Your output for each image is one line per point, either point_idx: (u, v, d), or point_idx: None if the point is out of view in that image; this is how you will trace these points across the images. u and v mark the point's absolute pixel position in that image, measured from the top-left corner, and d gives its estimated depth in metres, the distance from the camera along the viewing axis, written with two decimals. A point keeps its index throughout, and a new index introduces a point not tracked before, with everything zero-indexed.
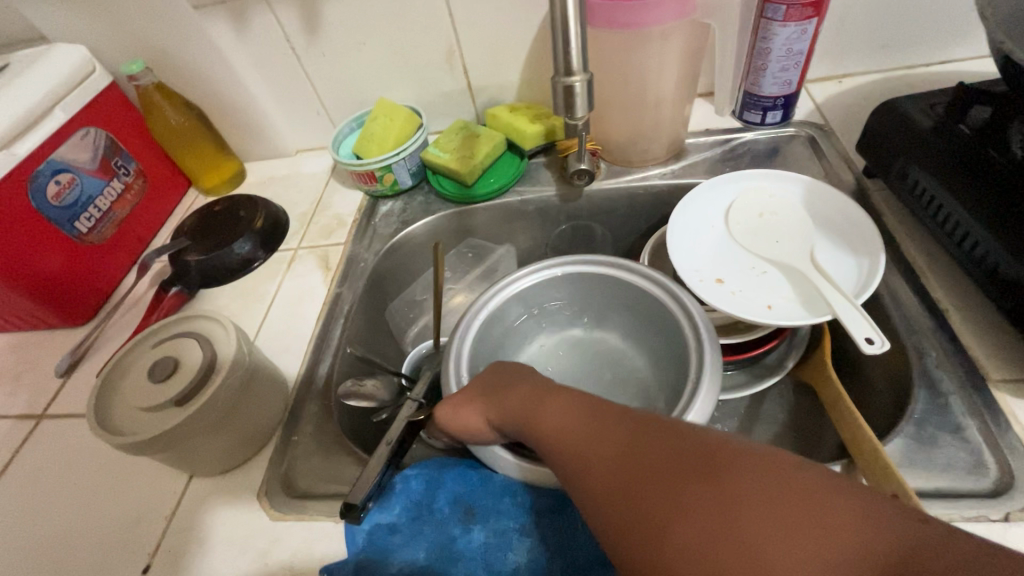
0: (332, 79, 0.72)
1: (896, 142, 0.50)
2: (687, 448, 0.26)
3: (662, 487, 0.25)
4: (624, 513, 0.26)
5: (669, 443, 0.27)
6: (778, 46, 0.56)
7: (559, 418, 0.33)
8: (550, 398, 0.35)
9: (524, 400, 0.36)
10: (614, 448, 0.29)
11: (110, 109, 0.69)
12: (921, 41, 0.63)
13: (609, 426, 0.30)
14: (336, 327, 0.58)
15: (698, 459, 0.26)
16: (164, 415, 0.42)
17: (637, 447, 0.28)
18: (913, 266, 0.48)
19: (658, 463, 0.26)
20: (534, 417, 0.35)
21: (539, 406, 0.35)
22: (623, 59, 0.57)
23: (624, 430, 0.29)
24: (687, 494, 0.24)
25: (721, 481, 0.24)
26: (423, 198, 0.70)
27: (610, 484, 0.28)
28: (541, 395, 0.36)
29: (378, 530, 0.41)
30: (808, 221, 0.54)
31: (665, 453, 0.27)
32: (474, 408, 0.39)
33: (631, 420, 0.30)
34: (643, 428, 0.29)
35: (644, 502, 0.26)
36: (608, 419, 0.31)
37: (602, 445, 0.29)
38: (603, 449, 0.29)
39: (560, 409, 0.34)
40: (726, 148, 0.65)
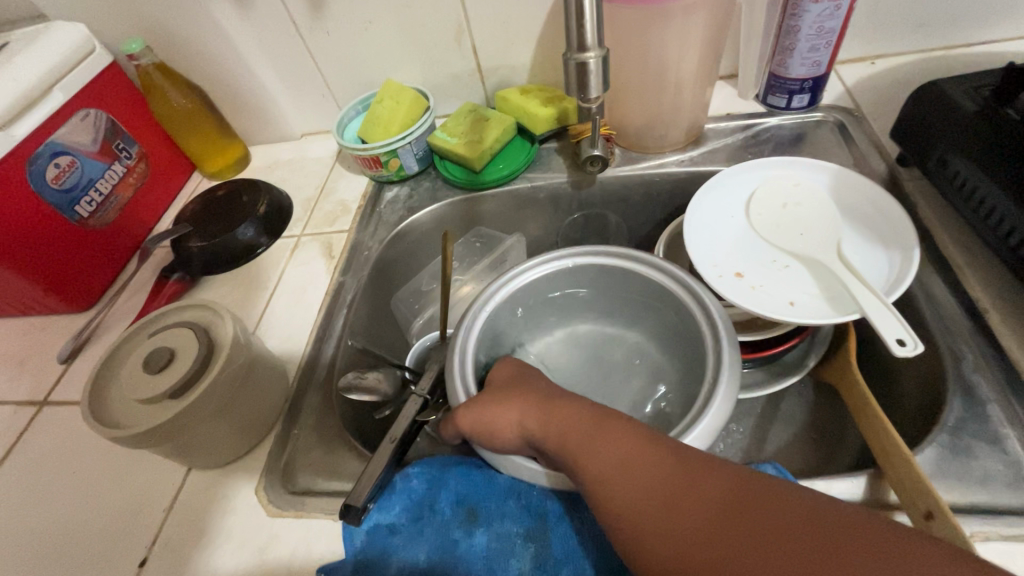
0: (337, 60, 0.70)
1: (935, 128, 0.46)
2: (781, 515, 0.27)
3: (757, 561, 0.26)
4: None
5: (762, 511, 0.27)
6: (808, 24, 0.52)
7: (622, 457, 0.32)
8: (607, 429, 0.34)
9: (573, 424, 0.35)
10: (695, 507, 0.29)
11: (110, 90, 0.67)
12: (962, 19, 0.59)
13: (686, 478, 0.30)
14: (339, 318, 0.56)
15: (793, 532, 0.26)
16: (160, 407, 0.41)
17: (724, 509, 0.28)
18: (949, 262, 0.45)
19: (753, 533, 0.27)
20: (588, 448, 0.33)
21: (594, 435, 0.34)
22: (641, 38, 0.54)
23: (704, 485, 0.29)
24: (789, 568, 0.25)
25: (827, 559, 0.25)
26: (430, 183, 0.68)
27: (696, 546, 0.28)
28: (597, 423, 0.34)
29: (377, 531, 0.39)
30: (836, 212, 0.51)
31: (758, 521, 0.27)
32: (513, 412, 0.37)
33: (708, 474, 0.30)
34: (724, 485, 0.29)
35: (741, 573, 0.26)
36: (682, 468, 0.30)
37: (681, 499, 0.29)
38: (686, 507, 0.29)
39: (622, 447, 0.32)
40: (748, 134, 0.62)
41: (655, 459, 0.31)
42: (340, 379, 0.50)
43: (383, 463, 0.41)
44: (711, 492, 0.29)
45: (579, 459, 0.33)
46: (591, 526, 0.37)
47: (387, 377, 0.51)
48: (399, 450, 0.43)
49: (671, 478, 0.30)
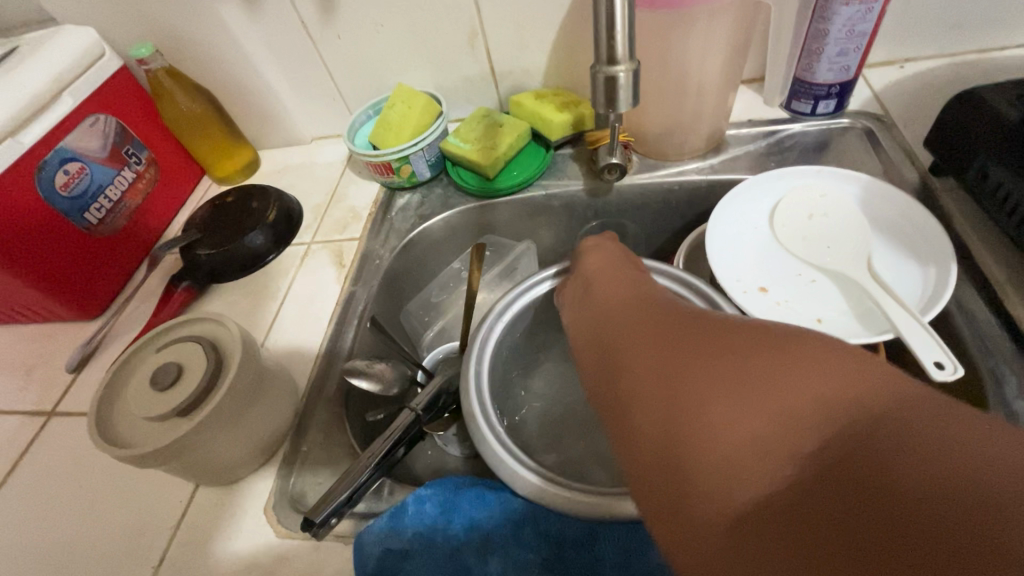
0: (349, 64, 0.68)
1: (975, 138, 0.44)
2: (684, 331, 0.28)
3: (649, 351, 0.28)
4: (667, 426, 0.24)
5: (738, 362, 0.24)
6: (838, 28, 0.50)
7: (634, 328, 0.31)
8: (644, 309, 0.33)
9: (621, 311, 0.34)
10: (665, 356, 0.27)
11: (120, 94, 0.66)
12: (997, 21, 0.57)
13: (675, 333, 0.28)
14: (349, 331, 0.55)
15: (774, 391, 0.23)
16: (169, 424, 0.40)
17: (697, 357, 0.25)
18: (989, 280, 0.43)
19: (718, 378, 0.24)
20: (626, 324, 0.32)
21: (632, 316, 0.33)
22: (662, 43, 0.52)
23: (649, 317, 0.32)
24: (748, 413, 0.22)
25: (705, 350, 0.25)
26: (442, 190, 0.67)
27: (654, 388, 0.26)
28: (642, 305, 0.33)
29: (388, 555, 0.38)
30: (866, 223, 0.49)
31: (729, 360, 0.24)
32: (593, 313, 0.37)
33: (659, 315, 0.31)
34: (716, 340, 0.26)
35: (691, 417, 0.23)
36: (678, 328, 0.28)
37: (659, 350, 0.27)
38: (621, 326, 0.32)
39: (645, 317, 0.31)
40: (771, 141, 0.59)
41: (665, 322, 0.30)
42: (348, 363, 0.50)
43: (358, 476, 0.41)
44: (697, 343, 0.26)
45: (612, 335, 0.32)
46: (612, 555, 0.36)
47: (395, 371, 0.51)
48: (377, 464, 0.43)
49: (649, 334, 0.29)
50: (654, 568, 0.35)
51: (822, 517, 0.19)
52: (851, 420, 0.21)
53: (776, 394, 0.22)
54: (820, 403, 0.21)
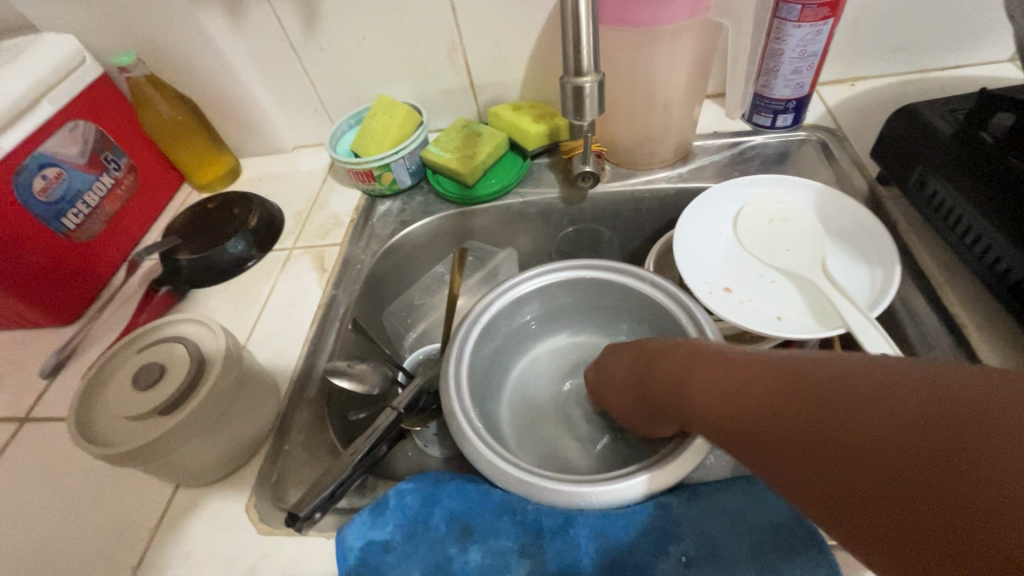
0: (331, 75, 0.70)
1: (914, 149, 0.48)
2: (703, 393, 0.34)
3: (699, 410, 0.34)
4: (800, 454, 0.25)
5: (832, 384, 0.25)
6: (792, 47, 0.54)
7: (714, 383, 0.32)
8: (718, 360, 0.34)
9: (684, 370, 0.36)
10: (761, 394, 0.29)
11: (100, 102, 0.67)
12: (936, 44, 0.62)
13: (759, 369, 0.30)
14: (331, 333, 0.56)
15: (872, 387, 0.24)
16: (150, 424, 0.41)
17: (797, 386, 0.27)
18: (928, 278, 0.47)
19: (827, 399, 0.25)
20: (709, 381, 0.33)
21: (711, 372, 0.34)
22: (631, 59, 0.55)
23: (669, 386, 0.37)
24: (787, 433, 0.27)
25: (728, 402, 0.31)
26: (423, 198, 0.68)
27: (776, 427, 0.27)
28: (711, 363, 0.34)
29: (370, 547, 0.39)
30: (820, 228, 0.52)
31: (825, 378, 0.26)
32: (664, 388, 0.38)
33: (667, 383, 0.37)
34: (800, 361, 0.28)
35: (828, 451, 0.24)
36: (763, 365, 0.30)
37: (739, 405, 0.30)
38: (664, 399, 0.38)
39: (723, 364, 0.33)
40: (735, 152, 0.63)
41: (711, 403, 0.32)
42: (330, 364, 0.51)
43: (342, 472, 0.42)
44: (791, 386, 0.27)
45: (698, 399, 0.33)
46: (586, 542, 0.37)
47: (377, 371, 0.52)
48: (359, 462, 0.44)
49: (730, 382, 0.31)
50: (628, 551, 0.36)
51: (956, 479, 0.20)
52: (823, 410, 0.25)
53: (887, 388, 0.23)
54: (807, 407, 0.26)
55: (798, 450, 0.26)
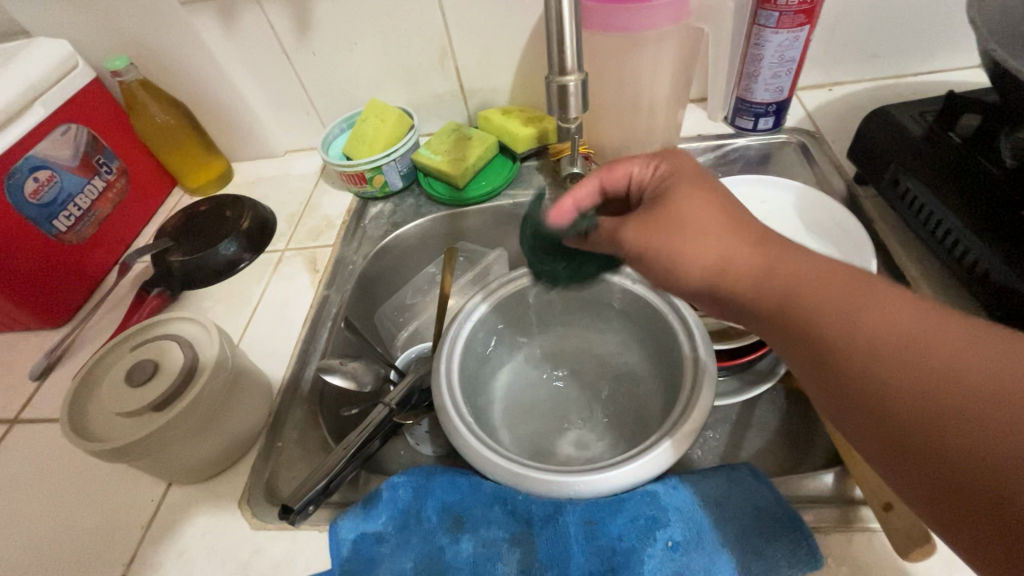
0: (324, 80, 0.71)
1: (888, 150, 0.50)
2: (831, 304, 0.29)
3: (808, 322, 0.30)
4: (942, 460, 0.24)
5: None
6: (770, 53, 0.56)
7: (864, 310, 0.28)
8: (878, 295, 0.28)
9: (826, 296, 0.29)
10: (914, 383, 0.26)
11: (93, 106, 0.67)
12: (908, 51, 0.64)
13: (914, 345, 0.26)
14: (324, 332, 0.56)
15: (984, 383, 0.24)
16: (143, 420, 0.41)
17: (966, 393, 0.24)
18: (903, 273, 0.48)
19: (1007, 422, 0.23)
20: (838, 299, 0.29)
21: (853, 294, 0.29)
22: (616, 64, 0.57)
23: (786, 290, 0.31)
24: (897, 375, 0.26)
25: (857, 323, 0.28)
26: (414, 200, 0.69)
27: (924, 425, 0.25)
28: (855, 285, 0.29)
29: (363, 539, 0.39)
30: (800, 227, 0.54)
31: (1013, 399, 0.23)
32: (704, 216, 0.34)
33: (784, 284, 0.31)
34: (980, 358, 0.24)
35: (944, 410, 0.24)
36: (929, 338, 0.26)
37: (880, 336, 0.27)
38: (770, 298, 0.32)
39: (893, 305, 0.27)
40: (718, 154, 0.65)
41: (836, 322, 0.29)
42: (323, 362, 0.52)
43: (334, 466, 0.43)
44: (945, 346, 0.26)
45: (797, 308, 0.30)
46: (576, 529, 0.37)
47: (369, 369, 0.53)
48: (352, 456, 0.44)
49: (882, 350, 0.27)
50: (618, 540, 0.37)
51: None
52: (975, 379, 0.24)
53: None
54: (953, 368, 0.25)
55: (899, 395, 0.26)
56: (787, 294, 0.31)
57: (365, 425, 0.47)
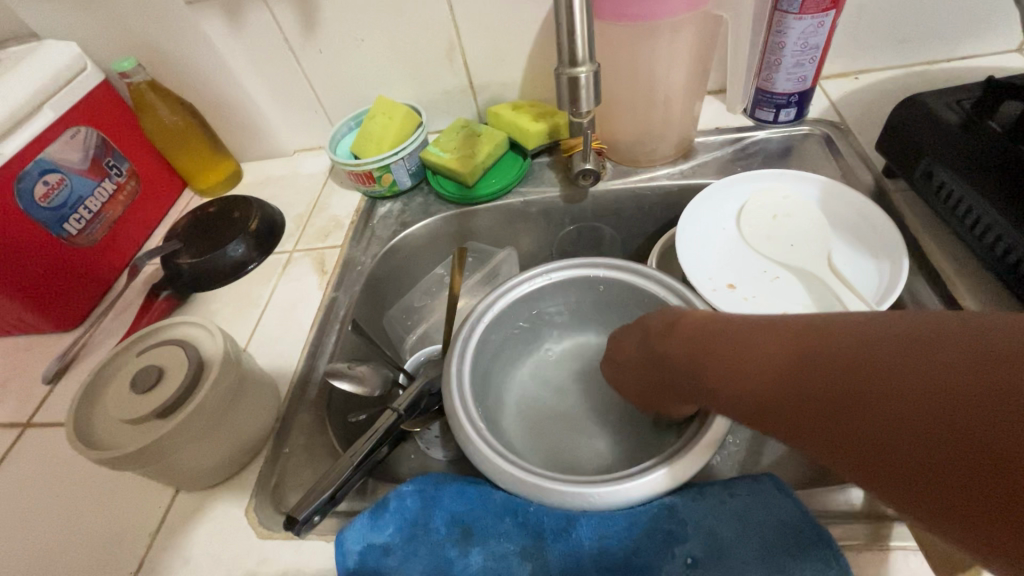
0: (331, 78, 0.70)
1: (920, 140, 0.47)
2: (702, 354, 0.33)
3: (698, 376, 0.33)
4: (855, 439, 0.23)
5: (926, 356, 0.21)
6: (793, 41, 0.53)
7: (719, 351, 0.31)
8: (719, 337, 0.32)
9: (699, 353, 0.33)
10: (843, 397, 0.23)
11: (101, 108, 0.67)
12: (940, 36, 0.61)
13: (811, 363, 0.25)
14: (332, 335, 0.55)
15: (831, 356, 0.24)
16: (148, 428, 0.40)
17: (820, 367, 0.25)
18: (939, 271, 0.45)
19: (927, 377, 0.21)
20: (701, 353, 0.33)
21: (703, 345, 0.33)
22: (631, 54, 0.54)
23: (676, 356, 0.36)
24: (768, 384, 0.27)
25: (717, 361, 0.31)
26: (423, 199, 0.68)
27: (819, 414, 0.24)
28: (703, 335, 0.34)
29: (369, 550, 0.38)
30: (825, 222, 0.52)
31: (912, 350, 0.22)
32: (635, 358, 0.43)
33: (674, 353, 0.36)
34: (805, 341, 0.26)
35: (822, 392, 0.24)
36: (778, 345, 0.28)
37: (732, 366, 0.30)
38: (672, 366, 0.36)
39: (728, 347, 0.31)
40: (737, 147, 0.62)
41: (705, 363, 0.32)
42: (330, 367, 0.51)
43: (341, 475, 0.41)
44: (786, 339, 0.27)
45: (683, 367, 0.35)
46: (590, 545, 0.36)
47: (378, 373, 0.52)
48: (359, 464, 0.43)
49: (797, 391, 0.26)
50: (633, 555, 0.35)
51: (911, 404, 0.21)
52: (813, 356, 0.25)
53: (850, 351, 0.24)
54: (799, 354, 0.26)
55: (784, 396, 0.26)
56: (673, 363, 0.37)
57: (372, 432, 0.46)
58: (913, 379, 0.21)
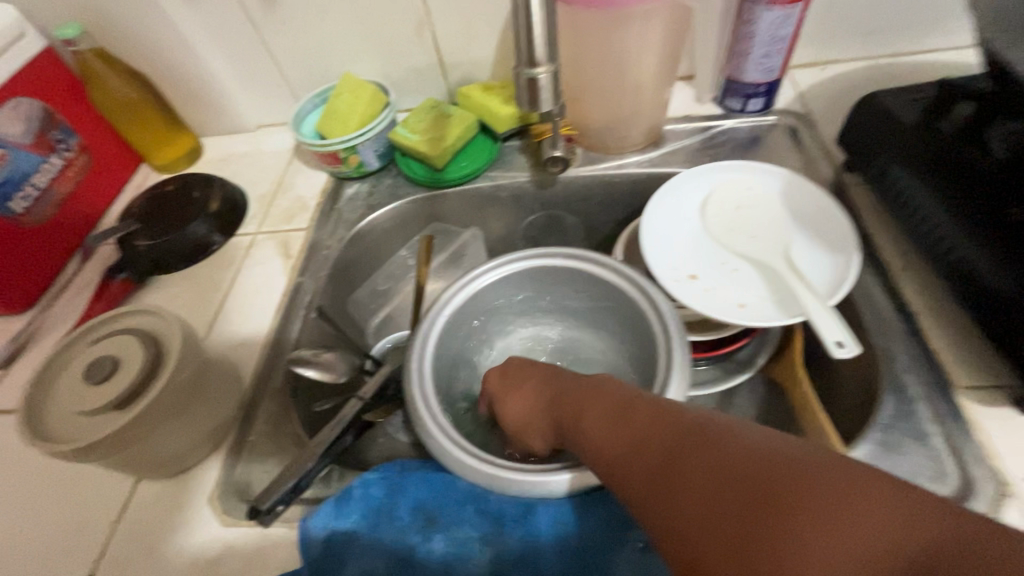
0: (295, 51, 0.67)
1: (877, 139, 0.48)
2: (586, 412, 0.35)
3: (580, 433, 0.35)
4: (713, 532, 0.25)
5: (787, 483, 0.25)
6: (762, 31, 0.53)
7: (607, 422, 0.33)
8: (607, 402, 0.35)
9: (588, 412, 0.35)
10: (712, 490, 0.26)
11: (48, 78, 0.63)
12: (903, 29, 0.62)
13: (694, 456, 0.28)
14: (297, 322, 0.55)
15: (716, 450, 0.28)
16: (103, 420, 0.39)
17: (697, 457, 0.28)
18: (887, 267, 0.48)
19: (786, 503, 0.24)
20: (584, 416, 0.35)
21: (587, 410, 0.36)
22: (602, 39, 0.54)
23: (563, 403, 0.38)
24: (642, 457, 0.30)
25: (600, 421, 0.34)
26: (391, 181, 0.67)
27: (685, 493, 0.27)
28: (588, 400, 0.36)
29: (334, 538, 0.39)
30: (785, 215, 0.53)
31: (768, 465, 0.26)
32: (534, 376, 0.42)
33: (564, 407, 0.38)
34: (692, 428, 0.30)
35: (697, 480, 0.27)
36: (666, 427, 0.30)
37: (615, 431, 0.33)
38: (558, 415, 0.38)
39: (613, 414, 0.33)
40: (705, 136, 0.63)
41: (598, 422, 0.34)
42: (294, 354, 0.51)
43: (304, 466, 0.41)
44: (672, 427, 0.30)
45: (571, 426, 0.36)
46: (548, 531, 0.38)
47: (344, 360, 0.51)
48: (325, 452, 0.43)
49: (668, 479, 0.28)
50: (588, 539, 0.38)
51: (776, 513, 0.24)
52: (693, 439, 0.29)
53: (728, 449, 0.27)
54: (680, 438, 0.29)
55: (656, 472, 0.29)
56: (562, 414, 0.38)
57: (338, 420, 0.46)
58: (776, 503, 0.24)
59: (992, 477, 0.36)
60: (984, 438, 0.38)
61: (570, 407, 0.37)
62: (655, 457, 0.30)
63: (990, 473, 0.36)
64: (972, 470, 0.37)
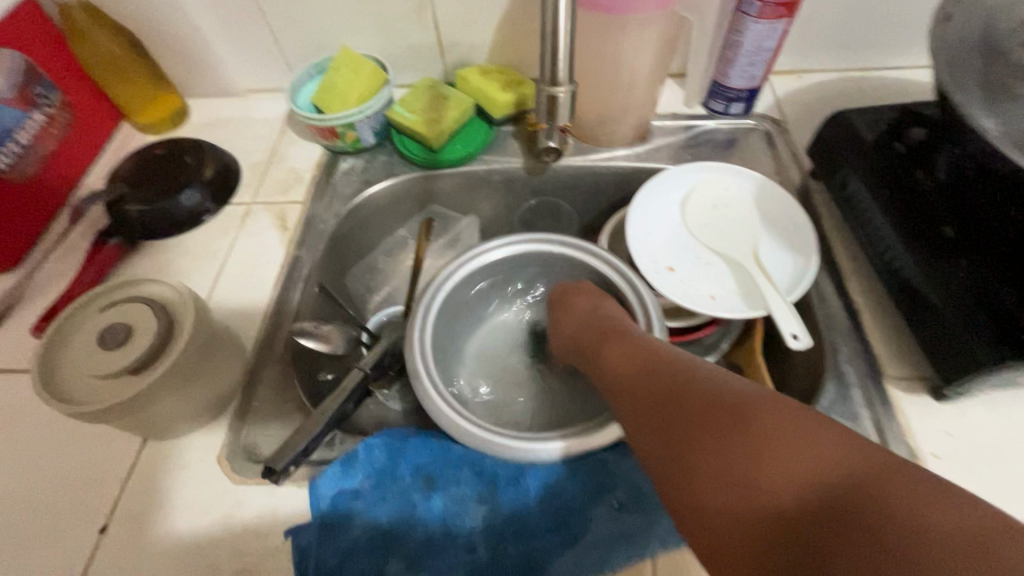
0: (292, 19, 0.67)
1: (841, 153, 0.54)
2: (612, 345, 0.44)
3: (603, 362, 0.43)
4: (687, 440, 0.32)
5: (766, 415, 0.31)
6: (748, 42, 0.57)
7: (622, 353, 0.42)
8: (627, 340, 0.43)
9: (613, 346, 0.44)
10: (693, 411, 0.33)
11: (28, 29, 0.61)
12: (872, 46, 0.67)
13: (683, 384, 0.36)
14: (297, 292, 0.57)
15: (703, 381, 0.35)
16: (118, 383, 0.41)
17: (688, 386, 0.35)
18: (839, 269, 0.54)
19: (756, 420, 0.31)
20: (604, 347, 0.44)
21: (606, 343, 0.44)
22: (601, 38, 0.56)
23: (589, 335, 0.47)
24: (646, 380, 0.38)
25: (622, 354, 0.42)
26: (386, 158, 0.68)
27: (669, 405, 0.35)
28: (606, 337, 0.45)
29: (341, 496, 0.43)
30: (756, 216, 0.58)
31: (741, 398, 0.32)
32: (574, 308, 0.51)
33: (590, 341, 0.46)
34: (692, 368, 0.37)
35: (683, 401, 0.34)
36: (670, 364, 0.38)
37: (630, 359, 0.41)
38: (589, 349, 0.46)
39: (631, 349, 0.42)
40: (689, 135, 0.67)
41: (618, 355, 0.42)
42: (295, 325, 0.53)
43: (311, 432, 0.45)
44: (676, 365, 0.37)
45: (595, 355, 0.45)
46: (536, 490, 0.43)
47: (342, 333, 0.54)
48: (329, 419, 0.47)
49: (672, 398, 0.35)
50: (569, 499, 0.43)
51: (739, 427, 0.31)
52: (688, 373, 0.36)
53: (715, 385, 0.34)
54: (679, 373, 0.37)
55: (653, 395, 0.36)
56: (589, 346, 0.47)
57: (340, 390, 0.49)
58: (745, 426, 0.31)
59: (907, 451, 0.43)
60: (903, 419, 0.45)
61: (596, 341, 0.46)
62: (655, 381, 0.37)
63: (905, 448, 0.44)
64: (892, 446, 0.44)
